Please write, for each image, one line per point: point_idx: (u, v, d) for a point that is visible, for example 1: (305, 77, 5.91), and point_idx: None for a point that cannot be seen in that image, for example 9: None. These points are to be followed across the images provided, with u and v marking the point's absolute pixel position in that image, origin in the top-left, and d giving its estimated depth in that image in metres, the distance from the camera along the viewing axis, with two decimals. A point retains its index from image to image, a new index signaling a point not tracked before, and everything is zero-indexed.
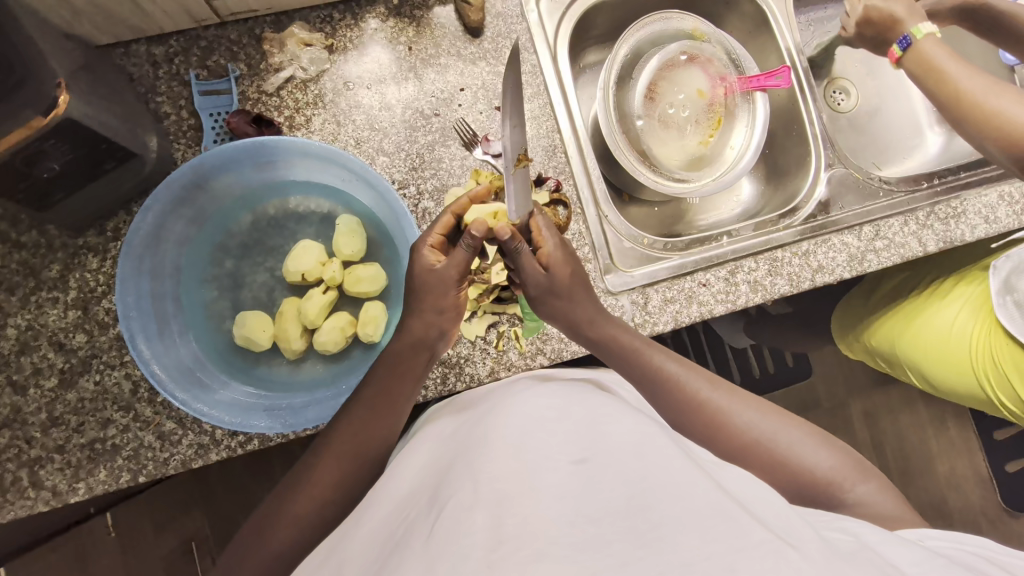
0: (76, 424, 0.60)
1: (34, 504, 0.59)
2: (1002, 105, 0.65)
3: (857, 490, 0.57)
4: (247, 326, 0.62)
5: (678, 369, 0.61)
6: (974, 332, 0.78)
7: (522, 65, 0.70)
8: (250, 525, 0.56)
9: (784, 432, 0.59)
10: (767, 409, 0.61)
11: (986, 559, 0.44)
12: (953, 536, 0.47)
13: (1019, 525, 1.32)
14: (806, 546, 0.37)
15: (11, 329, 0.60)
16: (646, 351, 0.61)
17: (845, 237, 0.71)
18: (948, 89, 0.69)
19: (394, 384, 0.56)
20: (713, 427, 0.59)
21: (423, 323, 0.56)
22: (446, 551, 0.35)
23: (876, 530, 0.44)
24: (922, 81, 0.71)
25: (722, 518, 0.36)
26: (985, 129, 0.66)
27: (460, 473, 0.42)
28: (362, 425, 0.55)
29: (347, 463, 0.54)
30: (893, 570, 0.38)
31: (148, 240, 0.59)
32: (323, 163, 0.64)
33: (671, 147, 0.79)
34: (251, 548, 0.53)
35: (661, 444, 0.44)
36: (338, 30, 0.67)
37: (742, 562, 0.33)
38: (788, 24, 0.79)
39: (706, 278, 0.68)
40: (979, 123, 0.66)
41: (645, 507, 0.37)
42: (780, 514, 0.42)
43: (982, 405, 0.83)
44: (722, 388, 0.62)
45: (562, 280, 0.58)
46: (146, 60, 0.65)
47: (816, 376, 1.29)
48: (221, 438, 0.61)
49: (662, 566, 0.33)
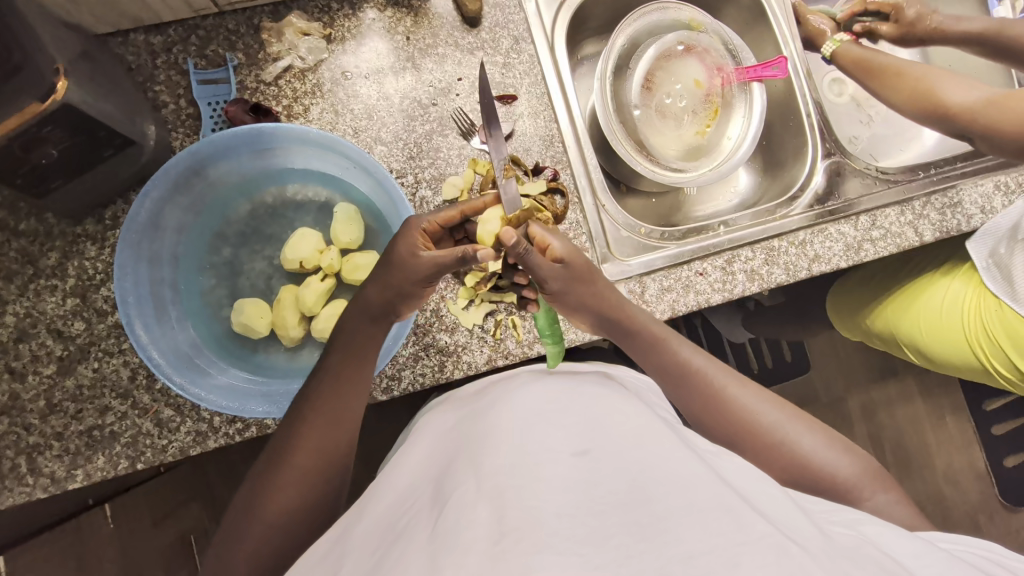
0: (74, 411, 0.60)
1: (33, 491, 0.59)
2: (914, 76, 0.74)
3: (875, 498, 0.57)
4: (245, 313, 0.62)
5: (706, 365, 0.62)
6: (974, 307, 0.78)
7: (519, 55, 0.70)
8: (236, 507, 0.54)
9: (807, 437, 0.59)
10: (789, 409, 0.61)
11: (986, 559, 0.44)
12: (958, 539, 0.47)
13: (1017, 520, 1.32)
14: (810, 542, 0.37)
15: (9, 317, 0.60)
16: (677, 343, 0.62)
17: (841, 227, 0.72)
18: (883, 75, 0.78)
19: (360, 331, 0.56)
20: (734, 425, 0.59)
21: (392, 299, 0.55)
22: (447, 546, 0.34)
23: (876, 522, 0.44)
24: (855, 73, 0.81)
25: (724, 510, 0.37)
26: (920, 104, 0.74)
27: (461, 470, 0.41)
28: (334, 386, 0.54)
29: (326, 427, 0.53)
30: (896, 566, 0.37)
31: (147, 225, 0.59)
32: (321, 151, 0.64)
33: (668, 137, 0.79)
34: (243, 522, 0.51)
35: (661, 438, 0.44)
36: (336, 20, 0.68)
37: (744, 557, 0.33)
38: (785, 15, 0.80)
39: (703, 267, 0.69)
40: (912, 101, 0.75)
41: (646, 501, 0.37)
42: (782, 510, 0.41)
43: (979, 376, 0.83)
44: (752, 389, 0.62)
45: (580, 267, 0.57)
46: (144, 50, 0.65)
47: (815, 370, 1.29)
48: (219, 426, 0.61)
49: (665, 558, 0.33)
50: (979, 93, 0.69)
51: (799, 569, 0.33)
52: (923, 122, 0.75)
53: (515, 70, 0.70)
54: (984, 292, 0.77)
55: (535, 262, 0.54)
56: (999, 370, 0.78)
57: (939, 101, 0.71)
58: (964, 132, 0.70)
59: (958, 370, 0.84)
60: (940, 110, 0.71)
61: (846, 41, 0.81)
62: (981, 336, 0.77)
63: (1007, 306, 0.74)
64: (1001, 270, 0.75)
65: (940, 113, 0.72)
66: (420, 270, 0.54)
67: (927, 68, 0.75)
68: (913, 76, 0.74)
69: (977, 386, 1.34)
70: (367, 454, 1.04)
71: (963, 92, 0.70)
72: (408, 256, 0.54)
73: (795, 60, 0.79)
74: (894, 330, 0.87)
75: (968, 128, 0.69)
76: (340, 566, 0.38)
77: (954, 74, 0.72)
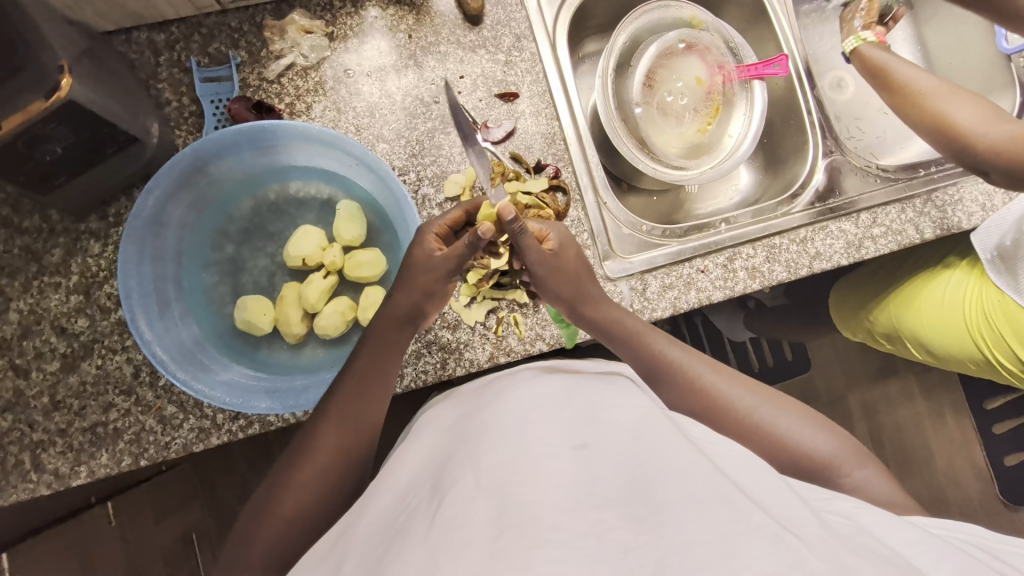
0: (77, 408, 0.61)
1: (37, 487, 0.59)
2: (931, 99, 0.72)
3: (856, 475, 0.58)
4: (248, 310, 0.63)
5: (682, 354, 0.62)
6: (976, 300, 0.78)
7: (521, 53, 0.70)
8: (253, 504, 0.54)
9: (783, 416, 0.59)
10: (767, 394, 0.61)
11: (976, 545, 0.44)
12: (948, 525, 0.47)
13: (1018, 519, 1.33)
14: (808, 533, 0.37)
15: (13, 314, 0.61)
16: (653, 335, 0.62)
17: (842, 224, 0.72)
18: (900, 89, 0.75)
19: (388, 338, 0.56)
20: (711, 411, 0.59)
21: (418, 301, 0.56)
22: (448, 541, 0.35)
23: (871, 509, 0.45)
24: (878, 85, 0.78)
25: (722, 501, 0.37)
26: (931, 127, 0.72)
27: (460, 462, 0.42)
28: (353, 392, 0.54)
29: (345, 429, 0.53)
30: (892, 555, 0.38)
31: (150, 221, 0.59)
32: (323, 148, 0.64)
33: (670, 135, 0.80)
34: (259, 522, 0.52)
35: (661, 432, 0.45)
36: (338, 18, 0.68)
37: (742, 546, 0.34)
38: (787, 13, 0.80)
39: (704, 264, 0.69)
40: (924, 121, 0.73)
41: (644, 492, 0.37)
42: (780, 500, 0.42)
43: (984, 371, 0.83)
44: (723, 373, 0.62)
45: (568, 258, 0.60)
46: (147, 47, 0.65)
47: (815, 368, 1.29)
48: (222, 422, 0.62)
49: (662, 551, 0.33)
50: (997, 128, 0.67)
51: (797, 558, 0.33)
52: (934, 146, 0.73)
53: (516, 68, 0.70)
54: (987, 285, 0.77)
55: (523, 242, 0.56)
56: (1004, 364, 0.78)
57: (951, 127, 0.69)
58: (970, 160, 0.69)
59: (963, 366, 0.85)
60: (954, 140, 0.69)
61: (870, 40, 0.77)
62: (984, 328, 0.77)
63: (1008, 297, 0.74)
64: (1005, 264, 0.74)
65: (954, 144, 0.70)
66: (433, 268, 0.55)
67: (949, 88, 0.72)
68: (930, 97, 0.72)
69: (978, 384, 1.34)
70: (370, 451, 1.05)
71: (979, 121, 0.68)
72: (420, 253, 0.56)
73: (797, 58, 0.80)
74: (897, 323, 0.87)
75: (984, 160, 0.67)
76: (343, 565, 0.38)
77: (974, 98, 0.70)
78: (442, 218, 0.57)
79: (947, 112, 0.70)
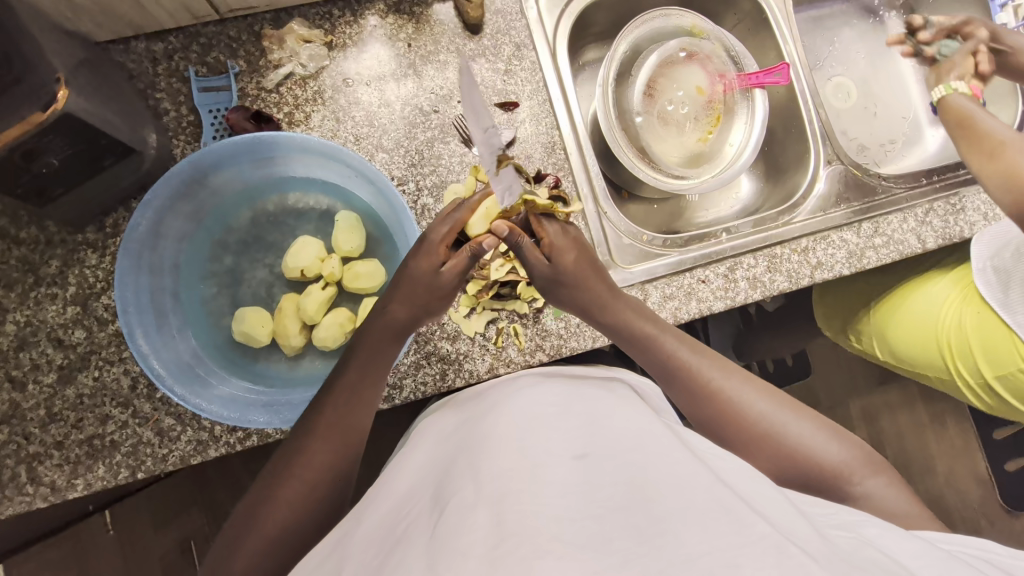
0: (75, 420, 0.60)
1: (33, 500, 0.59)
2: (1003, 152, 0.66)
3: (865, 484, 0.56)
4: (246, 322, 0.63)
5: (693, 356, 0.61)
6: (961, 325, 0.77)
7: (521, 62, 0.70)
8: (235, 520, 0.53)
9: (794, 422, 0.58)
10: (777, 398, 0.60)
11: (982, 558, 0.44)
12: (953, 538, 0.47)
13: (1018, 524, 1.32)
14: (809, 545, 0.37)
15: (10, 325, 0.60)
16: (664, 338, 0.61)
17: (843, 234, 0.71)
18: (979, 142, 0.69)
19: (384, 350, 0.56)
20: (723, 418, 0.59)
21: (415, 315, 0.56)
22: (448, 550, 0.34)
23: (877, 521, 0.44)
24: (954, 131, 0.73)
25: (723, 512, 0.36)
26: (1012, 188, 0.65)
27: (461, 472, 0.41)
28: (345, 400, 0.54)
29: (336, 442, 0.53)
30: (895, 568, 0.37)
31: (148, 234, 0.59)
32: (321, 159, 0.64)
33: (671, 144, 0.79)
34: (240, 535, 0.51)
35: (663, 444, 0.44)
36: (337, 27, 0.67)
37: (744, 559, 0.33)
38: (789, 21, 0.79)
39: (705, 274, 0.68)
40: (1005, 180, 0.66)
41: (645, 503, 0.37)
42: (782, 512, 0.41)
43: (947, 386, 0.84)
44: (737, 375, 0.61)
45: (568, 265, 0.59)
46: (145, 57, 0.65)
47: (815, 374, 1.29)
48: (219, 434, 0.61)
49: (663, 562, 0.33)
50: None
51: (799, 569, 0.33)
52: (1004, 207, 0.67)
53: (516, 77, 0.70)
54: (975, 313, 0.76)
55: (526, 254, 0.58)
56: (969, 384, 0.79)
57: None
58: None
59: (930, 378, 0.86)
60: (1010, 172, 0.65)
61: (963, 90, 0.73)
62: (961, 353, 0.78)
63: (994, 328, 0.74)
64: (1000, 276, 0.74)
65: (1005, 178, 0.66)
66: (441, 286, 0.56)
67: None
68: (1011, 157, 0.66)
69: None
70: (368, 458, 1.05)
71: None
72: (427, 270, 0.56)
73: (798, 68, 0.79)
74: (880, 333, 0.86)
75: None
76: (341, 570, 0.38)
77: None
78: (446, 220, 0.56)
79: (1016, 163, 0.65)
